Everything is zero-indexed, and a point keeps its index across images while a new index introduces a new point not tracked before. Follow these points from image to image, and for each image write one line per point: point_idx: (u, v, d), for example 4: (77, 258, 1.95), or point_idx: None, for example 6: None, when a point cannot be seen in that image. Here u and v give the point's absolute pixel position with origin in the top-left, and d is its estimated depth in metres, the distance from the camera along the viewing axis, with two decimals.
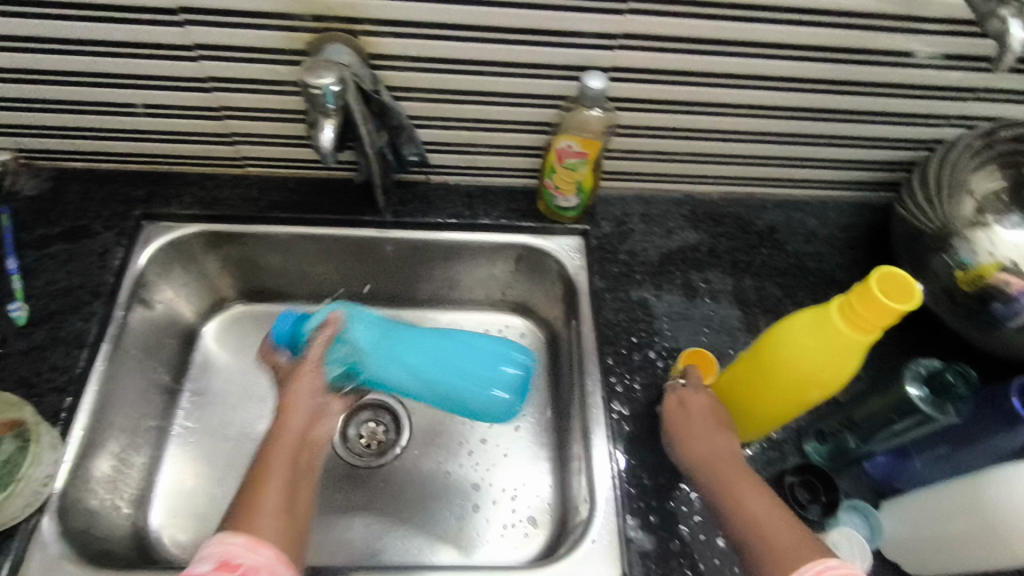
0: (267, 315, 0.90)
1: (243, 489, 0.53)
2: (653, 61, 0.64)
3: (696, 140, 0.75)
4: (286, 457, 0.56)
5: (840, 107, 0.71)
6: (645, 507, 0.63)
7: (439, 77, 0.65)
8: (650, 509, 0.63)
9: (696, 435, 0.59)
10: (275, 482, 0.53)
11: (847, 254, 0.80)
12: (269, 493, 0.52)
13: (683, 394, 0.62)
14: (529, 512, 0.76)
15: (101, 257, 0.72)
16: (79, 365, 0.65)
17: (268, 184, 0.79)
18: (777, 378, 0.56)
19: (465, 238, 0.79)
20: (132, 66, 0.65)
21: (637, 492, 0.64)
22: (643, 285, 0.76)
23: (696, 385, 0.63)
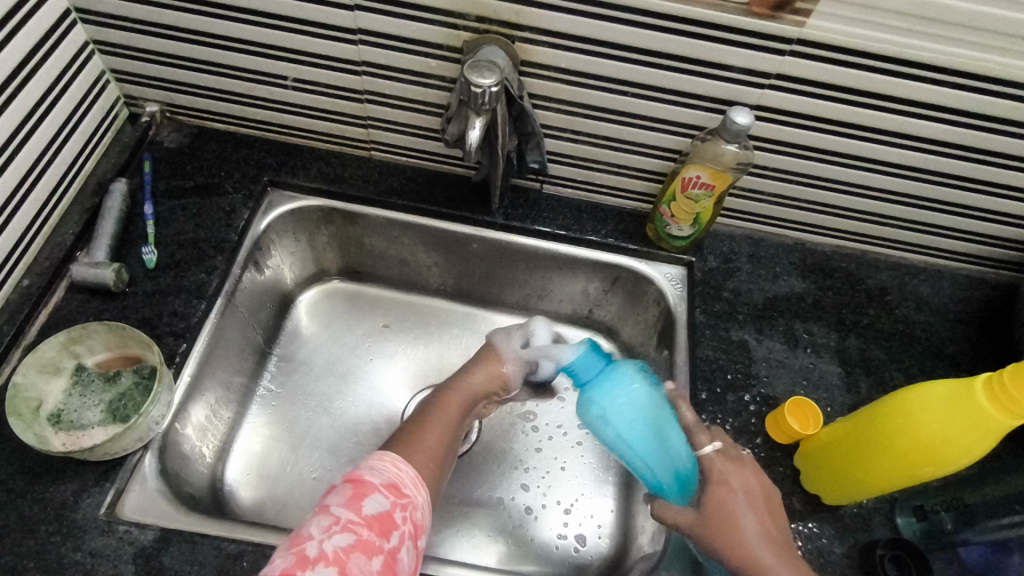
0: (359, 296, 0.93)
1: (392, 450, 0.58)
2: (801, 105, 0.64)
3: (822, 189, 0.73)
4: (436, 409, 0.65)
5: (983, 178, 0.69)
6: None
7: (582, 90, 0.66)
8: None
9: (738, 524, 0.55)
10: (431, 425, 0.62)
11: (960, 328, 0.77)
12: (429, 436, 0.61)
13: (725, 476, 0.58)
14: (581, 529, 0.75)
15: (228, 216, 0.75)
16: (197, 314, 0.68)
17: (389, 170, 0.82)
18: (897, 451, 0.54)
19: (570, 252, 0.80)
20: (296, 41, 0.68)
21: None
22: (744, 326, 0.75)
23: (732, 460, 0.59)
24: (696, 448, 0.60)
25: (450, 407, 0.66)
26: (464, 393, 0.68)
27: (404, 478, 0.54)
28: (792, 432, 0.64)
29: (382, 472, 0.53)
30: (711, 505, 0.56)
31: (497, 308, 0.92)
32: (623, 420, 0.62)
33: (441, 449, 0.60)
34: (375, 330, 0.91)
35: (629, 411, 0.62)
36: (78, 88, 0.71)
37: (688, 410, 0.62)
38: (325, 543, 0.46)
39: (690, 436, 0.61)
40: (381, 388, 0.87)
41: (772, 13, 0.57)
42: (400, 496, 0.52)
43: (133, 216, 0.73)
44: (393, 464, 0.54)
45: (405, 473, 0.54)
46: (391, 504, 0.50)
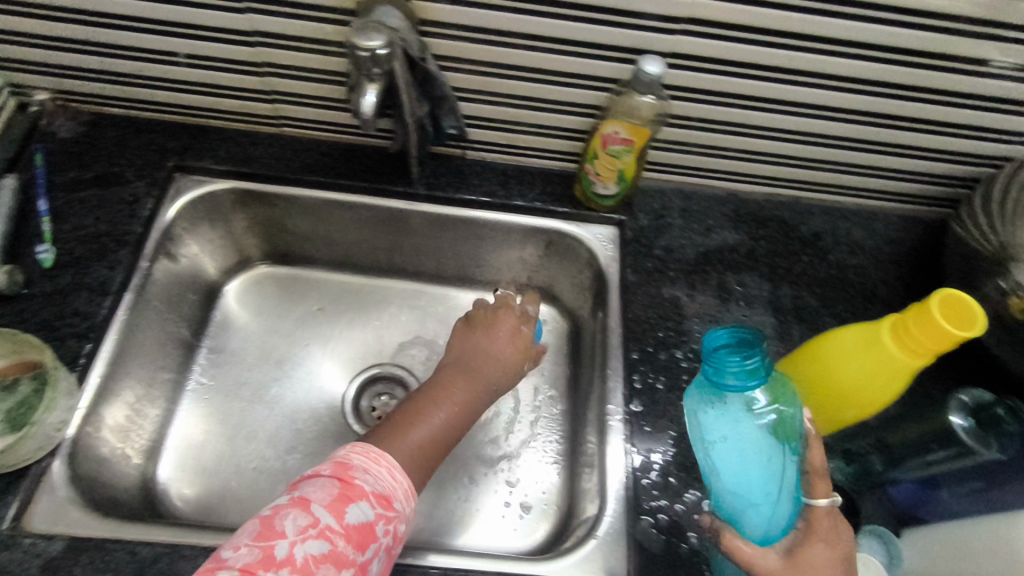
0: (290, 279, 0.89)
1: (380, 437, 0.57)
2: (713, 49, 0.62)
3: (747, 137, 0.72)
4: (431, 401, 0.64)
5: (903, 114, 0.68)
6: (653, 503, 0.61)
7: (488, 48, 0.63)
8: (659, 508, 0.61)
9: None
10: (426, 420, 0.61)
11: (892, 269, 0.77)
12: (419, 424, 0.60)
13: (829, 537, 0.49)
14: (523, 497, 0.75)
15: (130, 206, 0.71)
16: (101, 312, 0.65)
17: (302, 146, 0.78)
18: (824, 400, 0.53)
19: (498, 219, 0.77)
20: (182, 14, 0.64)
21: (649, 487, 0.62)
22: (676, 283, 0.73)
23: (836, 521, 0.50)
24: (811, 495, 0.50)
25: (452, 402, 0.64)
26: (464, 389, 0.66)
27: (395, 488, 0.52)
28: None
29: (376, 477, 0.51)
30: (807, 560, 0.48)
31: (435, 282, 0.90)
32: (739, 442, 0.50)
33: (432, 445, 0.60)
34: (310, 313, 0.88)
35: (750, 441, 0.49)
36: None
37: (817, 449, 0.51)
38: (296, 547, 0.44)
39: (809, 480, 0.50)
40: (320, 373, 0.85)
41: None
42: (388, 508, 0.50)
43: (27, 213, 0.69)
44: (387, 473, 0.53)
45: (399, 484, 0.52)
46: (377, 517, 0.48)
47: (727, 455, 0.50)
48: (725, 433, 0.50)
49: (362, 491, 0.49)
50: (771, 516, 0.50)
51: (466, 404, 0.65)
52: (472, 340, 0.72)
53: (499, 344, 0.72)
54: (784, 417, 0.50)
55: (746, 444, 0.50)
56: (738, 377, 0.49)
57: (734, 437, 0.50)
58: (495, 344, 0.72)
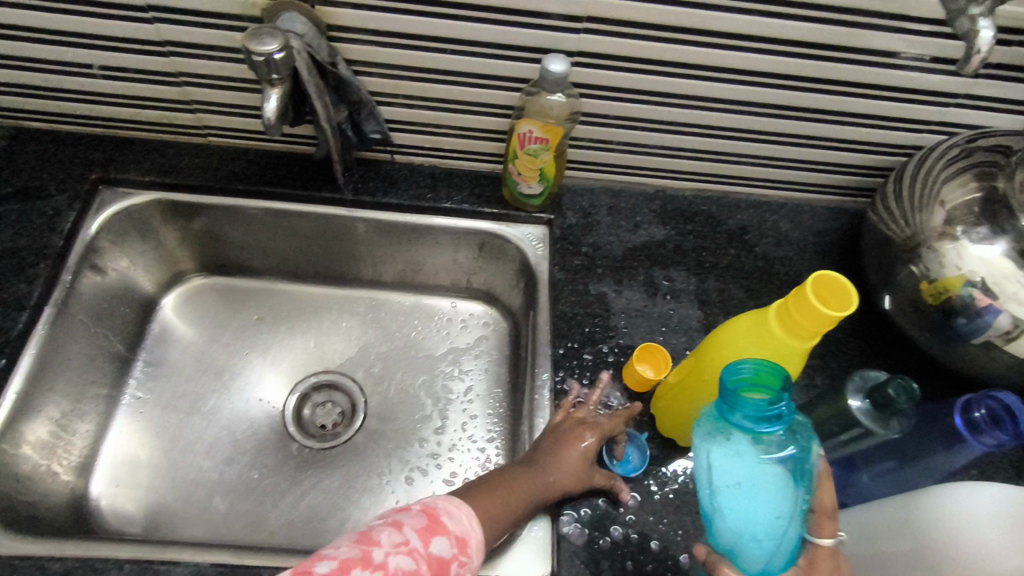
0: (228, 290, 0.89)
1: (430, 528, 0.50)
2: (618, 47, 0.63)
3: (665, 134, 0.73)
4: (502, 483, 0.57)
5: (815, 106, 0.70)
6: (578, 499, 0.60)
7: (400, 53, 0.64)
8: (584, 502, 0.60)
9: None
10: (502, 500, 0.55)
11: (817, 259, 0.78)
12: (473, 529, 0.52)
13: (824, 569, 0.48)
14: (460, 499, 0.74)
15: (51, 219, 0.71)
16: (17, 326, 0.64)
17: (229, 154, 0.78)
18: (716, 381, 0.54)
19: (427, 222, 0.77)
20: (92, 26, 0.64)
21: None
22: (603, 279, 0.74)
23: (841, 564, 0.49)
24: (816, 533, 0.49)
25: (520, 492, 0.56)
26: (567, 476, 0.58)
27: (471, 535, 0.50)
28: (642, 377, 0.64)
29: (458, 521, 0.50)
30: None
31: (375, 288, 0.90)
32: (753, 480, 0.48)
33: (494, 527, 0.54)
34: (248, 323, 0.87)
35: (763, 486, 0.48)
36: None
37: (825, 489, 0.50)
38: (390, 556, 0.45)
39: (816, 519, 0.49)
40: (259, 383, 0.84)
41: None
42: (464, 554, 0.49)
43: None
44: (467, 517, 0.51)
45: (474, 537, 0.50)
46: (453, 557, 0.48)
47: (735, 492, 0.48)
48: (733, 469, 0.48)
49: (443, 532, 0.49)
50: (772, 550, 0.48)
51: (531, 501, 0.57)
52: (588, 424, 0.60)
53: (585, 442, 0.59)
54: (797, 459, 0.49)
55: (755, 480, 0.48)
56: (754, 422, 0.47)
57: (744, 474, 0.48)
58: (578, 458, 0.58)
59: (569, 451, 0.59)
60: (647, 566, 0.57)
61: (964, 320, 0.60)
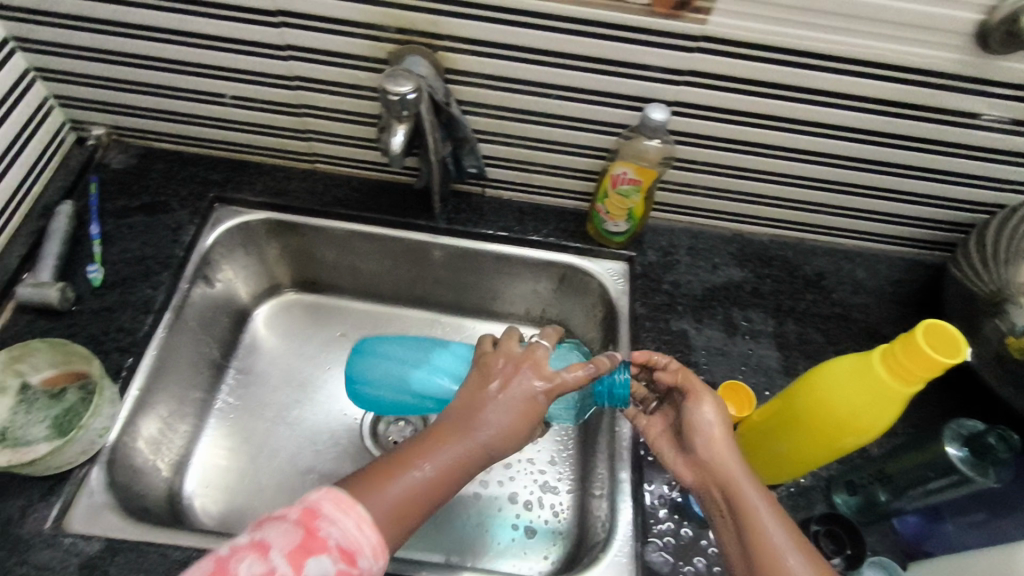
0: (315, 307, 0.94)
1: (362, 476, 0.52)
2: (715, 99, 0.66)
3: (750, 182, 0.76)
4: (414, 456, 0.54)
5: (899, 162, 0.72)
6: (661, 528, 0.64)
7: (509, 96, 0.68)
8: (666, 531, 0.64)
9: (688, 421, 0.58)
10: (414, 471, 0.53)
11: (893, 309, 0.80)
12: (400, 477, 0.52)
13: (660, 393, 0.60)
14: (531, 519, 0.78)
15: (174, 232, 0.77)
16: (144, 328, 0.70)
17: (334, 181, 0.84)
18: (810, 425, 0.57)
19: (513, 253, 0.82)
20: (230, 60, 0.70)
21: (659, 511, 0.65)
22: (683, 317, 0.77)
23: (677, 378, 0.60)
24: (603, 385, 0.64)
25: (456, 431, 0.54)
26: (499, 431, 0.55)
27: (361, 543, 0.47)
28: (727, 416, 0.66)
29: (343, 529, 0.47)
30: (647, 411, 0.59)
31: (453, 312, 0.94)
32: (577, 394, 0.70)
33: (414, 498, 0.52)
34: (332, 339, 0.92)
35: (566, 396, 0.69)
36: (21, 114, 0.73)
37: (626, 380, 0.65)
38: None
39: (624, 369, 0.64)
40: (340, 397, 0.89)
41: (675, 13, 0.59)
42: (352, 566, 0.46)
43: (79, 236, 0.75)
44: (354, 524, 0.48)
45: (365, 540, 0.47)
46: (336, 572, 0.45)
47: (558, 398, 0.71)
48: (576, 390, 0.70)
49: (324, 547, 0.45)
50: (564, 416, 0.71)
51: (468, 440, 0.54)
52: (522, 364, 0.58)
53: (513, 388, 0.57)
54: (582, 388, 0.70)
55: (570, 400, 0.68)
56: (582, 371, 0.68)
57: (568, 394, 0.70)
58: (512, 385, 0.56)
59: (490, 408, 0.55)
60: None
61: None
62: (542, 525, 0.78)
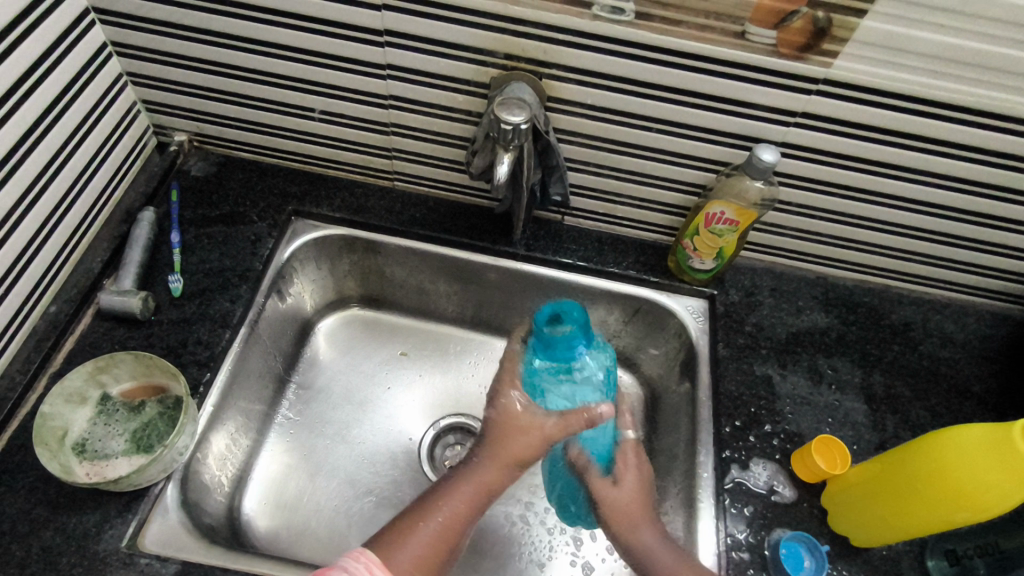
0: (376, 323, 0.90)
1: (387, 530, 0.56)
2: (824, 142, 0.64)
3: (844, 225, 0.74)
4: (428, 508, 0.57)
5: (1007, 216, 0.69)
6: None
7: (608, 127, 0.67)
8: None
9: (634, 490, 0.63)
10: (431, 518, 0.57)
11: (984, 364, 0.77)
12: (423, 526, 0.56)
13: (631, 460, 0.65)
14: (586, 555, 0.72)
15: (253, 244, 0.76)
16: (221, 343, 0.69)
17: (411, 201, 0.83)
18: (929, 489, 0.54)
19: (590, 283, 0.79)
20: (326, 76, 0.69)
21: (747, 558, 0.61)
22: (767, 361, 0.74)
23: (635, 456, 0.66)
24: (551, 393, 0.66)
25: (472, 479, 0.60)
26: (501, 463, 0.61)
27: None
28: (817, 469, 0.63)
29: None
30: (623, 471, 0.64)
31: None
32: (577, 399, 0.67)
33: (437, 544, 0.56)
34: (393, 358, 0.88)
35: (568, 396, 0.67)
36: (110, 119, 0.72)
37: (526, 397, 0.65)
38: None
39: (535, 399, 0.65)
40: (400, 416, 0.84)
41: (799, 54, 0.57)
42: None
43: (159, 244, 0.74)
44: (369, 568, 0.50)
45: None
46: None
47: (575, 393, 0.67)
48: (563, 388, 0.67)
49: None
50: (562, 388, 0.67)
51: (483, 491, 0.60)
52: (506, 387, 0.65)
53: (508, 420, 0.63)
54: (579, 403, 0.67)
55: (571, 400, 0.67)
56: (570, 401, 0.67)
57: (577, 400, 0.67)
58: (509, 432, 0.63)
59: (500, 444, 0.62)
60: None
61: None
62: (600, 564, 0.72)
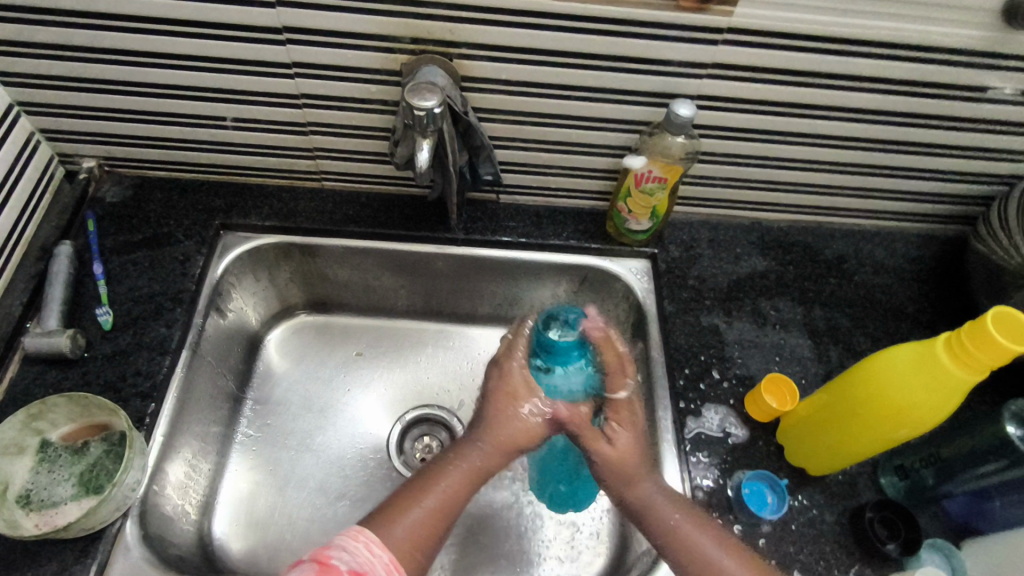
0: (328, 327, 0.88)
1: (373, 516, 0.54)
2: (736, 91, 0.65)
3: (769, 169, 0.75)
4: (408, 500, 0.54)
5: (917, 141, 0.72)
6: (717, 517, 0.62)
7: (526, 100, 0.67)
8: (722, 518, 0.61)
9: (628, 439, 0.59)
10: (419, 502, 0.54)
11: (915, 287, 0.80)
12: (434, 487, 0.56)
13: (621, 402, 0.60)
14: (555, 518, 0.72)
15: (183, 264, 0.74)
16: (163, 370, 0.67)
17: (343, 199, 0.81)
18: (875, 399, 0.56)
19: (534, 258, 0.79)
20: (231, 82, 0.67)
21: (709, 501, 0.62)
22: (712, 311, 0.76)
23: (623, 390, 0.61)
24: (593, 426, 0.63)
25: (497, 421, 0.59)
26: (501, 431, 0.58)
27: (375, 564, 0.49)
28: (768, 408, 0.66)
29: (354, 554, 0.49)
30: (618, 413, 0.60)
31: (470, 322, 0.89)
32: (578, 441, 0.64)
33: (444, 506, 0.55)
34: (349, 359, 0.86)
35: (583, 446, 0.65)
36: (8, 152, 0.68)
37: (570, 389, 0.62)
38: None
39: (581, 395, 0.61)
40: (362, 417, 0.82)
41: (701, 6, 0.58)
42: None
43: (82, 278, 0.71)
44: (365, 549, 0.49)
45: (378, 560, 0.49)
46: None
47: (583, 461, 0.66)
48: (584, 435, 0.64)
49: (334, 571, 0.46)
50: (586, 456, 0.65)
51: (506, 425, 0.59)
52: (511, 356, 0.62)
53: (510, 381, 0.61)
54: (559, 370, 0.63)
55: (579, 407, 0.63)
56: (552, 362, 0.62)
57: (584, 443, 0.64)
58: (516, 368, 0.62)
59: (499, 409, 0.59)
60: None
61: None
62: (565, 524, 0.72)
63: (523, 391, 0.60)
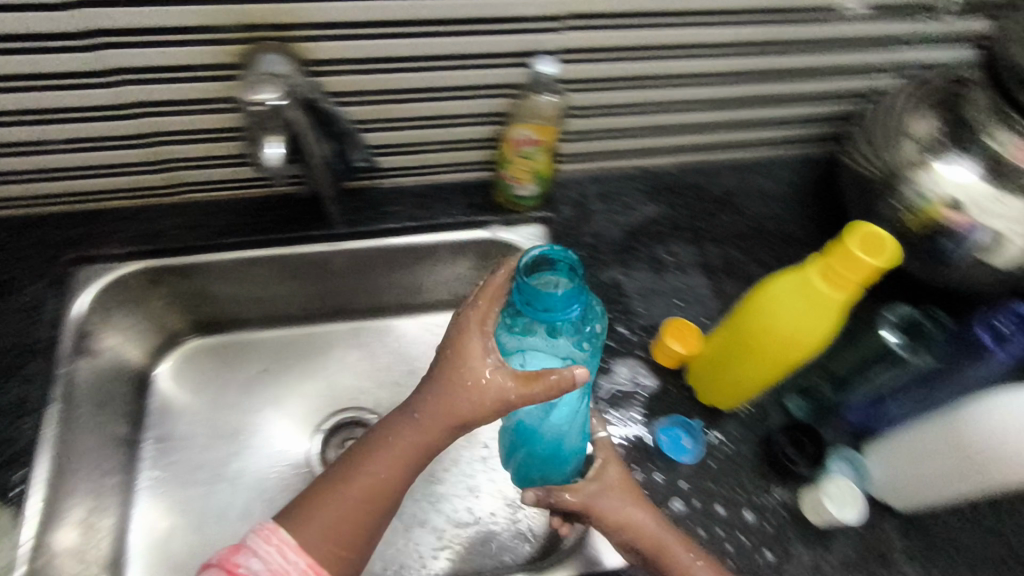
0: (223, 347, 0.83)
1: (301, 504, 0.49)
2: (594, 40, 0.64)
3: (644, 115, 0.75)
4: (340, 482, 0.50)
5: (776, 68, 0.73)
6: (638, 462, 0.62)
7: (382, 77, 0.63)
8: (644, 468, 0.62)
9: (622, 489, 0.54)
10: (351, 484, 0.49)
11: (798, 210, 0.83)
12: (365, 468, 0.50)
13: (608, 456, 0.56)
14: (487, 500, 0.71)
15: (34, 310, 0.66)
16: (26, 435, 0.60)
17: (209, 210, 0.75)
18: (764, 332, 0.57)
19: (427, 241, 0.76)
20: (47, 100, 0.60)
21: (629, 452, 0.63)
22: (611, 265, 0.75)
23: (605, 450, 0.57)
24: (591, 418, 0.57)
25: (444, 403, 0.49)
26: (446, 417, 0.50)
27: (288, 569, 0.47)
28: (675, 353, 0.66)
29: (265, 559, 0.46)
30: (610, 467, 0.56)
31: (374, 316, 0.85)
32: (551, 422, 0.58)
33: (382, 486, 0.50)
34: (252, 377, 0.81)
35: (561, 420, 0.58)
36: None
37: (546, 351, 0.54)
38: None
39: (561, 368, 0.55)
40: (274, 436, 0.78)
41: None
42: None
43: None
44: (279, 551, 0.47)
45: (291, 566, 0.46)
46: None
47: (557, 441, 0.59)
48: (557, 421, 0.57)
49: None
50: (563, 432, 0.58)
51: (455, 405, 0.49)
52: (475, 334, 0.50)
53: (468, 368, 0.49)
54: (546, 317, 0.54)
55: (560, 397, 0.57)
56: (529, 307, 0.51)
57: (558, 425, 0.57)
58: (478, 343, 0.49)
59: (449, 387, 0.49)
60: (720, 530, 0.59)
61: (950, 242, 0.64)
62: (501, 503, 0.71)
63: (485, 364, 0.49)
